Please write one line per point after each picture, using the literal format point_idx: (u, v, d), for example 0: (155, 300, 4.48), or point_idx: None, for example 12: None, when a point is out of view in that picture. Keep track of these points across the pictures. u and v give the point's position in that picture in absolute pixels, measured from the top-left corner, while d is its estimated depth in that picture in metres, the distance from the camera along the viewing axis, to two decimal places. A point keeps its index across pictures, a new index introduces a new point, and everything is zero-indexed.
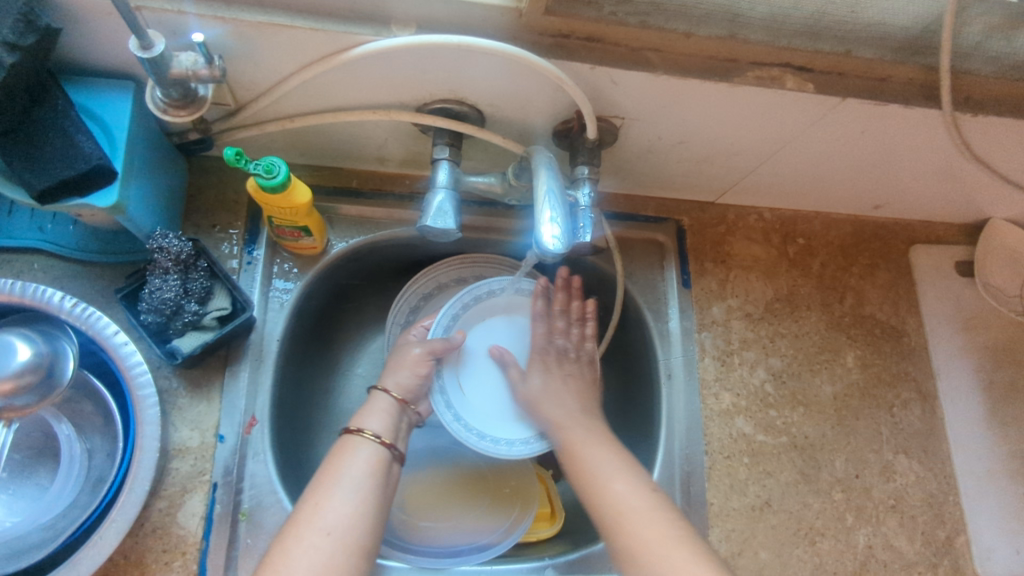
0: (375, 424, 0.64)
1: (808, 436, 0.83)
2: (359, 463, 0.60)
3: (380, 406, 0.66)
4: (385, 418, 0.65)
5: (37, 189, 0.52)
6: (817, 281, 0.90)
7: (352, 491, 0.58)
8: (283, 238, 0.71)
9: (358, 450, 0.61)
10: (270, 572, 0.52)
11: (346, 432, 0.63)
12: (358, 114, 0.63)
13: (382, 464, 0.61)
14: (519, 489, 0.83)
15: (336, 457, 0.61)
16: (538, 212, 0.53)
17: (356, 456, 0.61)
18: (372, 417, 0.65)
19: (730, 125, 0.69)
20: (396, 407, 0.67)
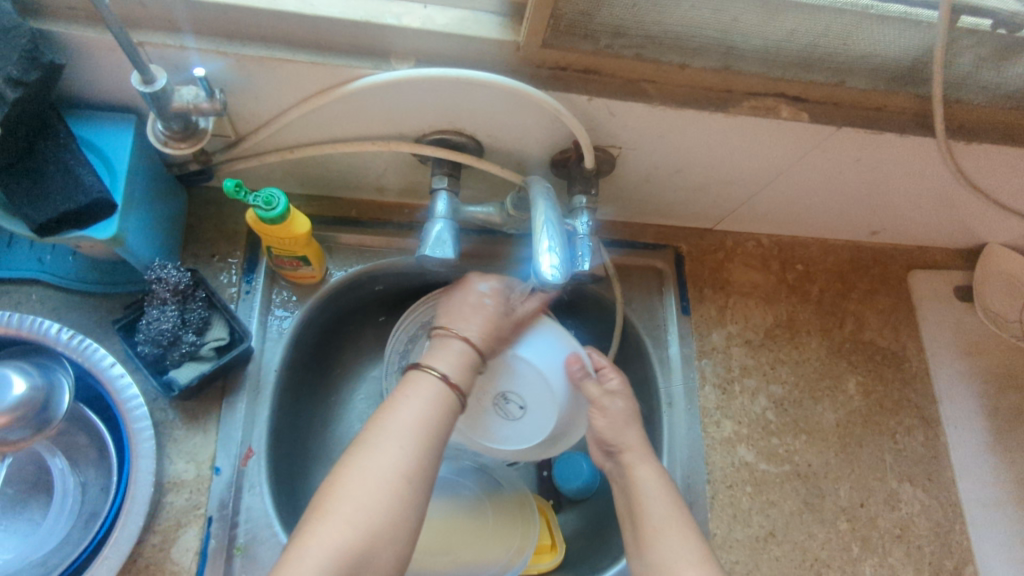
0: (447, 365, 0.60)
1: (811, 464, 0.82)
2: (429, 402, 0.57)
3: (459, 347, 0.63)
4: (460, 362, 0.62)
5: (38, 222, 0.52)
6: (817, 307, 0.90)
7: (415, 422, 0.56)
8: (282, 268, 0.71)
9: (423, 386, 0.58)
10: (324, 502, 0.51)
11: (412, 368, 0.60)
12: (358, 146, 0.64)
13: (445, 404, 0.58)
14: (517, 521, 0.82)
15: (400, 390, 0.58)
16: (536, 242, 0.53)
17: (425, 394, 0.58)
18: (445, 358, 0.61)
19: (726, 154, 0.70)
20: (472, 352, 0.63)
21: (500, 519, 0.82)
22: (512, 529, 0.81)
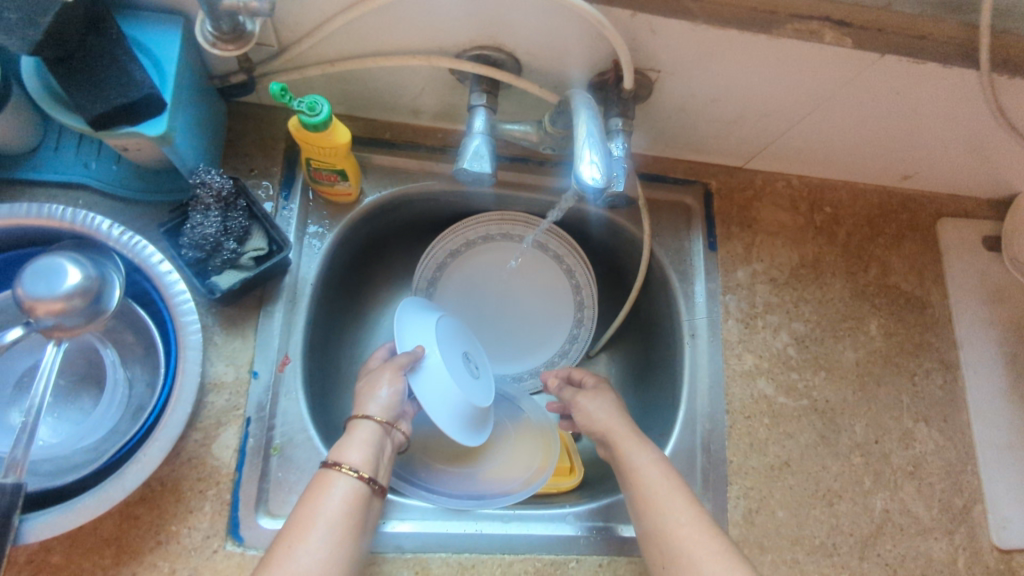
0: (355, 457, 0.61)
1: (828, 399, 0.84)
2: (336, 502, 0.58)
3: (361, 432, 0.64)
4: (370, 448, 0.63)
5: (93, 114, 0.54)
6: (843, 249, 0.90)
7: (327, 531, 0.56)
8: (319, 183, 0.72)
9: (335, 484, 0.59)
10: None
11: (323, 466, 0.61)
12: (399, 60, 0.65)
13: (361, 498, 0.59)
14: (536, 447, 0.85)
15: (313, 491, 0.59)
16: (577, 154, 0.53)
17: (332, 493, 0.59)
18: (351, 450, 0.62)
19: (763, 82, 0.69)
20: (379, 434, 0.65)
21: (519, 444, 0.85)
22: (532, 452, 0.84)
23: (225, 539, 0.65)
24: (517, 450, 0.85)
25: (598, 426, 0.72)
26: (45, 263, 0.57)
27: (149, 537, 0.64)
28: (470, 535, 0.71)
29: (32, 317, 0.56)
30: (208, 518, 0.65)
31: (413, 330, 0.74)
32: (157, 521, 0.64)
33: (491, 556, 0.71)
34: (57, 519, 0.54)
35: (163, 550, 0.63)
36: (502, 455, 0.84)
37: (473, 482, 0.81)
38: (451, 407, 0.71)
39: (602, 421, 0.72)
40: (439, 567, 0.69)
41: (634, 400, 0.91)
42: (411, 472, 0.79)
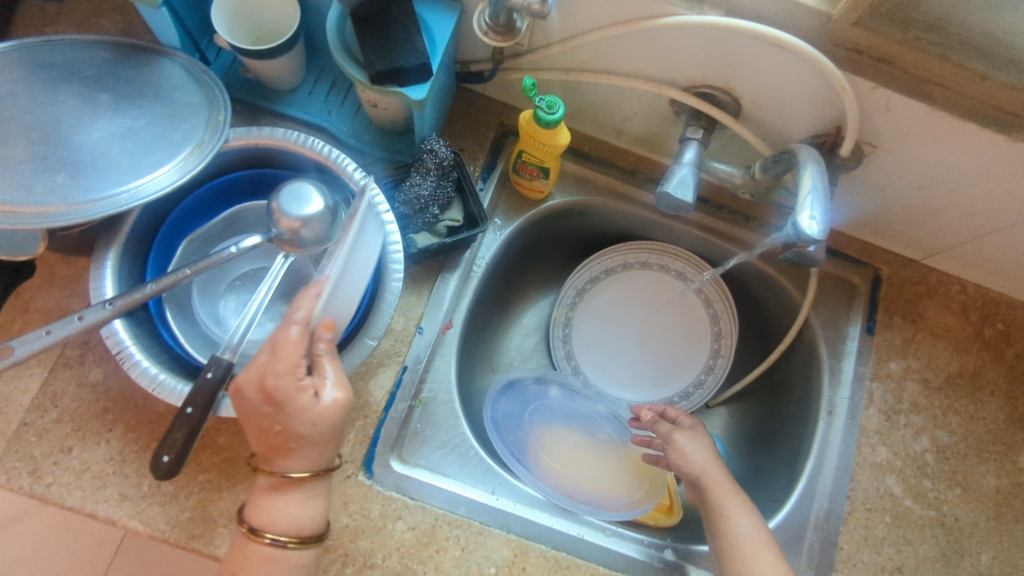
0: (280, 524, 0.56)
1: (958, 518, 0.80)
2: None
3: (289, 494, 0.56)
4: (297, 509, 0.56)
5: (376, 70, 0.61)
6: (1008, 370, 0.86)
7: None
8: (519, 175, 0.78)
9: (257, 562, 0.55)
10: None
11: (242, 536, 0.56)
12: (632, 82, 0.70)
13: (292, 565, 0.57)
14: (637, 483, 0.85)
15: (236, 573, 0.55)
16: (798, 205, 0.55)
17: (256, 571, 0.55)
18: (274, 513, 0.56)
19: (979, 180, 0.69)
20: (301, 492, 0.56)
21: (626, 473, 0.86)
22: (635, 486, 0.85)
23: (359, 469, 0.71)
24: (622, 478, 0.86)
25: (693, 467, 0.70)
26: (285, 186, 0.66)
27: None
28: (572, 537, 0.73)
29: (274, 228, 0.64)
30: (351, 445, 0.71)
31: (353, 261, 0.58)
32: None
33: (586, 562, 0.72)
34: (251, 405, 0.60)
35: None
36: (608, 475, 0.86)
37: (578, 490, 0.82)
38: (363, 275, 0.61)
39: (697, 463, 0.70)
40: (537, 558, 0.70)
41: (746, 460, 0.91)
42: (523, 457, 0.84)
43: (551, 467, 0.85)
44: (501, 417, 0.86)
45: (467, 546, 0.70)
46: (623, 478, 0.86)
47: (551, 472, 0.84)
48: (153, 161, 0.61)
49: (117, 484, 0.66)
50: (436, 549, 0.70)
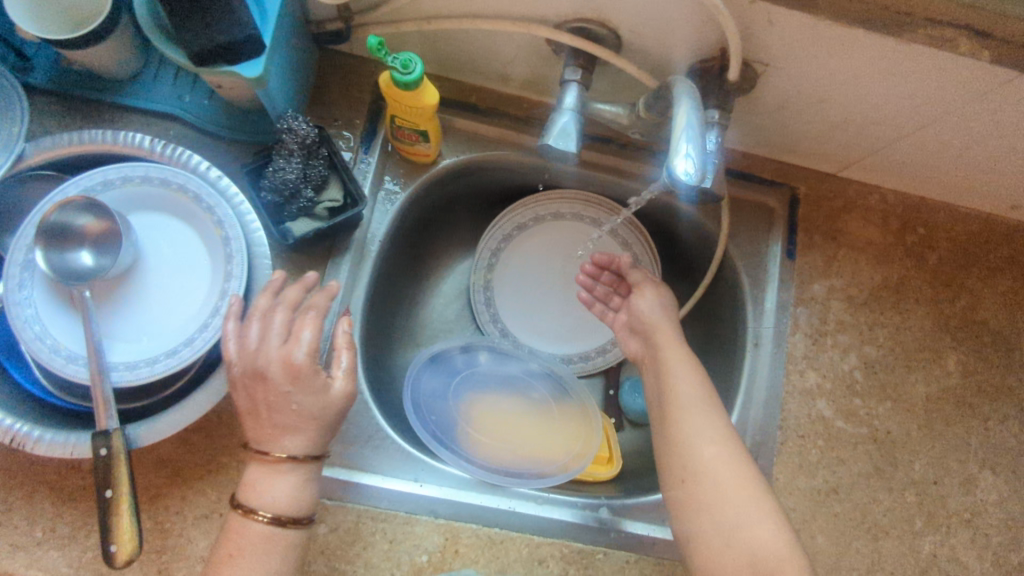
0: (279, 501, 0.57)
1: (890, 431, 0.80)
2: (253, 552, 0.56)
3: (281, 474, 0.57)
4: (293, 487, 0.57)
5: (195, 49, 0.54)
6: (932, 276, 0.84)
7: None
8: (399, 141, 0.72)
9: (251, 537, 0.56)
10: None
11: (236, 509, 0.57)
12: (498, 24, 0.63)
13: (283, 539, 0.57)
14: (574, 437, 0.83)
15: (228, 547, 0.56)
16: (674, 145, 0.51)
17: (248, 542, 0.56)
18: (274, 492, 0.57)
19: (880, 87, 0.64)
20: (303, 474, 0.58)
21: (560, 430, 0.84)
22: (572, 440, 0.83)
23: None
24: (559, 437, 0.83)
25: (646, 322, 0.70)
26: (88, 229, 0.56)
27: (203, 463, 0.67)
28: (503, 511, 0.72)
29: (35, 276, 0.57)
30: None
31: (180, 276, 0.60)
32: (212, 449, 0.67)
33: (521, 534, 0.72)
34: (166, 422, 0.58)
35: (215, 478, 0.66)
36: (543, 439, 0.83)
37: (515, 463, 0.80)
38: (161, 311, 0.59)
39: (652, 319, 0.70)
40: (469, 538, 0.70)
41: None
42: (448, 434, 0.81)
43: (484, 446, 0.81)
44: (424, 395, 0.83)
45: (396, 538, 0.69)
46: (560, 436, 0.83)
47: (484, 452, 0.81)
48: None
49: (6, 535, 0.62)
50: (363, 546, 0.69)
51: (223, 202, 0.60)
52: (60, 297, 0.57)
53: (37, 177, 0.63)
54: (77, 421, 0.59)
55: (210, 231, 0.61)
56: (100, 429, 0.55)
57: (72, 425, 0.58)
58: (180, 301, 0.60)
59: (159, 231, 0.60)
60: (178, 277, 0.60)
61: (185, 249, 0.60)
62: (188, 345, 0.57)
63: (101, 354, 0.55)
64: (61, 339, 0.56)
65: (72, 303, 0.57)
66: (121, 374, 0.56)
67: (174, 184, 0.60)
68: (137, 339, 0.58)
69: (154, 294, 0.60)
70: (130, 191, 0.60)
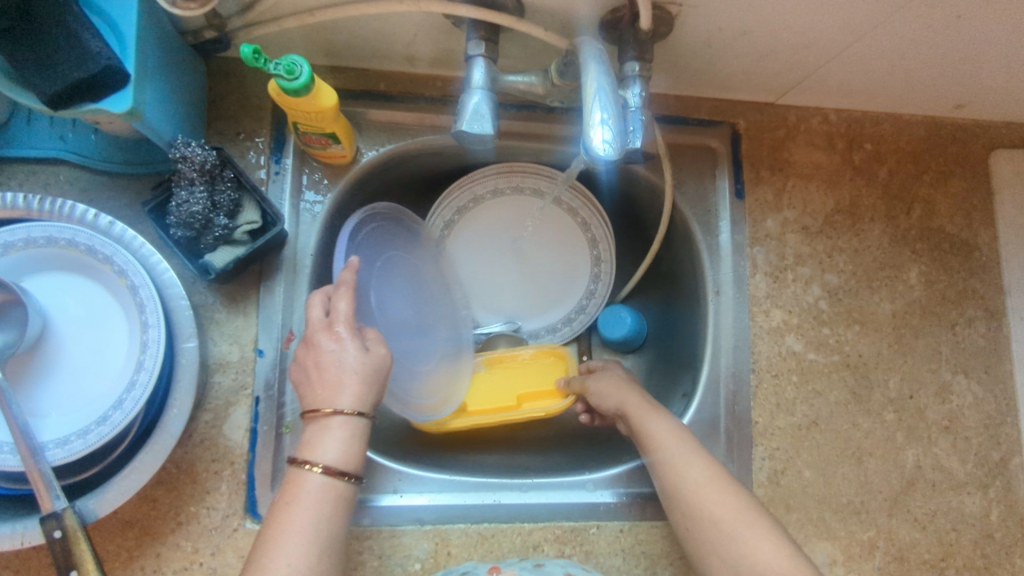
0: (329, 455, 0.56)
1: (861, 354, 0.79)
2: (310, 501, 0.54)
3: (337, 426, 0.57)
4: (346, 442, 0.57)
5: (48, 93, 0.48)
6: (884, 191, 0.82)
7: (311, 526, 0.53)
8: (311, 147, 0.67)
9: (307, 486, 0.55)
10: None
11: (291, 463, 0.56)
12: (387, 6, 0.58)
13: (338, 494, 0.56)
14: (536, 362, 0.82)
15: (285, 496, 0.55)
16: (586, 113, 0.47)
17: (305, 494, 0.55)
18: (327, 446, 0.56)
19: (802, 9, 0.60)
20: (358, 430, 0.58)
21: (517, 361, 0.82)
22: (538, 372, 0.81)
23: (244, 518, 0.65)
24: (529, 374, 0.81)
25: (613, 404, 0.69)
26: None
27: (170, 518, 0.64)
28: (489, 505, 0.70)
29: None
30: (226, 498, 0.65)
31: (101, 335, 0.55)
32: (176, 502, 0.64)
33: (511, 524, 0.70)
34: (116, 489, 0.53)
35: (185, 529, 0.64)
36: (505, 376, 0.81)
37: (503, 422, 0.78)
38: (86, 379, 0.54)
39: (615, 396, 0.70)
40: (459, 539, 0.68)
41: (655, 356, 0.88)
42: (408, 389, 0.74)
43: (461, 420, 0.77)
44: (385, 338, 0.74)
45: (385, 552, 0.67)
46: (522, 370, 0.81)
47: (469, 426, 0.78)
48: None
49: None
50: (353, 567, 0.66)
51: (119, 250, 0.54)
52: None
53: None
54: (24, 506, 0.53)
55: (116, 283, 0.55)
56: (47, 513, 0.50)
57: (19, 512, 0.52)
58: (104, 361, 0.55)
59: (63, 292, 0.55)
60: (98, 339, 0.55)
61: (96, 306, 0.56)
62: (117, 408, 0.52)
63: (28, 434, 0.50)
64: None
65: None
66: (53, 451, 0.51)
67: (62, 240, 0.54)
68: (65, 411, 0.54)
69: (73, 360, 0.55)
70: (20, 255, 0.54)
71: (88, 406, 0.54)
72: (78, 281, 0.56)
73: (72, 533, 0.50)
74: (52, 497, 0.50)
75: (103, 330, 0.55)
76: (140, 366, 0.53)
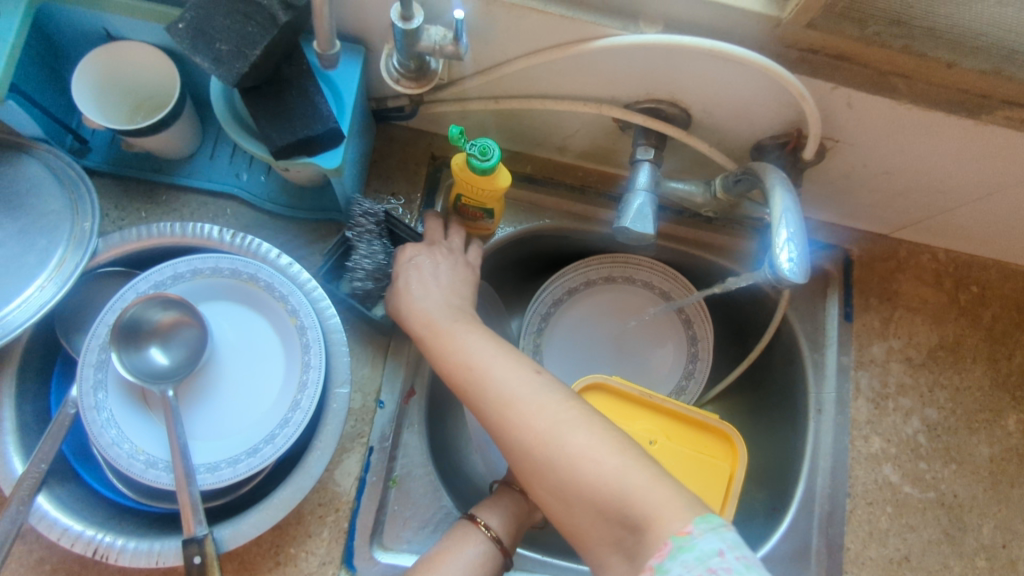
0: (494, 521, 0.59)
1: (956, 494, 0.79)
2: (469, 558, 0.56)
3: (505, 501, 0.62)
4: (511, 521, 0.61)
5: (276, 145, 0.52)
6: (987, 334, 0.84)
7: None
8: (462, 217, 0.71)
9: (469, 543, 0.57)
10: None
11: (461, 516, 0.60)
12: (570, 105, 0.62)
13: (491, 564, 0.57)
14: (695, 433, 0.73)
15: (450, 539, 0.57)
16: (773, 231, 0.51)
17: (466, 550, 0.56)
18: (493, 512, 0.60)
19: (948, 160, 0.64)
20: (523, 511, 0.62)
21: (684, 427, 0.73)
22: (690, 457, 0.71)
23: (340, 568, 0.64)
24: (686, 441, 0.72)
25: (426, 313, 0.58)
26: (162, 323, 0.55)
27: (269, 556, 0.64)
28: None
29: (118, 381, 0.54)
30: (326, 545, 0.65)
31: (259, 370, 0.58)
32: (278, 541, 0.64)
33: None
34: (252, 522, 0.54)
35: (282, 571, 0.63)
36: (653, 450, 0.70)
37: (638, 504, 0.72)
38: (238, 410, 0.56)
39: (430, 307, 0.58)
40: None
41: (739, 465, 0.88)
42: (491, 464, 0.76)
43: None
44: None
45: None
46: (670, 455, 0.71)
47: None
48: (11, 291, 0.54)
49: None
50: None
51: (295, 291, 0.57)
52: (136, 398, 0.54)
53: (110, 274, 0.59)
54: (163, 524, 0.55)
55: (284, 321, 0.58)
56: (188, 537, 0.50)
57: (158, 532, 0.54)
58: (257, 394, 0.57)
59: (232, 323, 0.58)
60: (255, 373, 0.58)
61: (260, 339, 0.58)
62: (269, 442, 0.54)
63: (186, 455, 0.52)
64: (139, 442, 0.53)
65: (154, 405, 0.54)
66: (204, 476, 0.52)
67: (245, 274, 0.57)
68: (215, 437, 0.55)
69: (228, 390, 0.57)
70: (202, 283, 0.57)
71: (238, 437, 0.55)
72: (245, 314, 0.59)
73: (210, 560, 0.50)
74: (195, 522, 0.50)
75: (260, 364, 0.58)
76: (297, 405, 0.55)
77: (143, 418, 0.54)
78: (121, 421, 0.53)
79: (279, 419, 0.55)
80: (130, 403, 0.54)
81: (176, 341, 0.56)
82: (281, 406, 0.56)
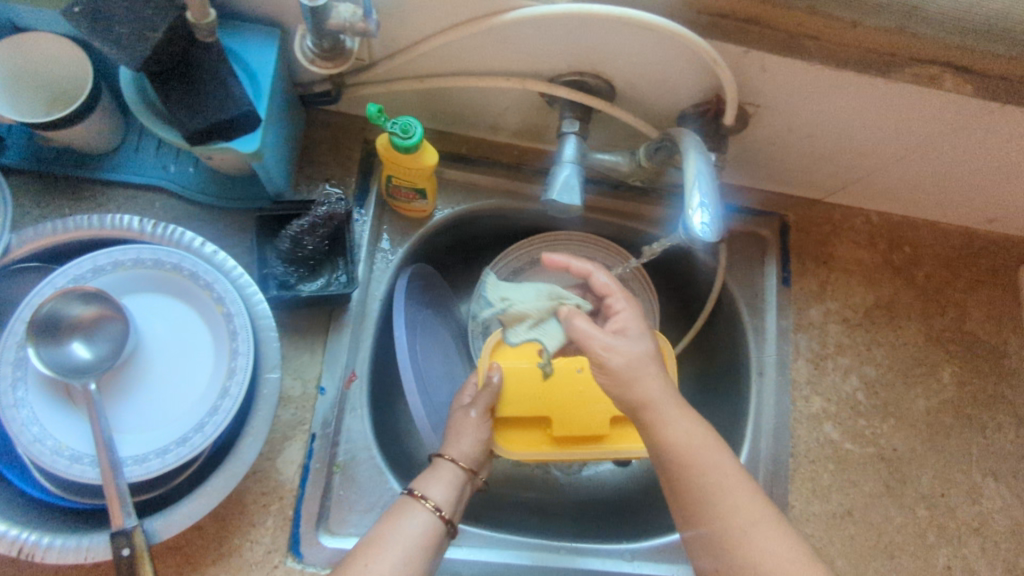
0: (437, 492, 0.60)
1: (895, 448, 0.81)
2: (410, 532, 0.56)
3: (445, 471, 0.62)
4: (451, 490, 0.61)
5: (188, 130, 0.52)
6: (920, 292, 0.86)
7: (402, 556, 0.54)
8: (395, 199, 0.71)
9: (412, 517, 0.57)
10: None
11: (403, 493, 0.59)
12: (493, 81, 0.63)
13: (435, 536, 0.57)
14: None
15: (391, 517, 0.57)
16: (687, 196, 0.51)
17: (408, 523, 0.56)
18: (435, 484, 0.60)
19: (866, 121, 0.66)
20: (463, 479, 0.63)
21: None
22: None
23: (286, 555, 0.64)
24: None
25: None
26: (84, 317, 0.54)
27: (213, 548, 0.63)
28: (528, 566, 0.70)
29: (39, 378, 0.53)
30: (270, 533, 0.64)
31: (187, 359, 0.57)
32: (222, 532, 0.63)
33: None
34: (185, 511, 0.53)
35: (227, 563, 0.63)
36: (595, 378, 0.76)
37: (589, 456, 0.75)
38: (167, 402, 0.56)
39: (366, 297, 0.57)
40: None
41: None
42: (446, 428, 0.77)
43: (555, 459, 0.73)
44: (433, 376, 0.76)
45: None
46: None
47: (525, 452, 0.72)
48: None
49: None
50: None
51: (220, 279, 0.57)
52: (58, 394, 0.53)
53: (25, 270, 0.57)
54: (92, 519, 0.54)
55: (210, 309, 0.57)
56: (118, 529, 0.50)
57: (88, 528, 0.53)
58: (186, 385, 0.56)
59: (157, 315, 0.57)
60: (183, 364, 0.57)
61: (188, 329, 0.58)
62: (197, 431, 0.53)
63: (111, 448, 0.51)
64: (63, 438, 0.52)
65: (78, 400, 0.53)
66: (132, 468, 0.52)
67: (168, 264, 0.57)
68: (143, 429, 0.55)
69: (156, 382, 0.57)
70: (123, 275, 0.56)
71: (167, 428, 0.55)
72: (170, 305, 0.58)
73: (139, 553, 0.50)
74: (124, 514, 0.50)
75: (188, 355, 0.57)
76: (225, 393, 0.54)
77: (66, 414, 0.53)
78: (44, 418, 0.52)
79: (208, 408, 0.55)
80: (53, 398, 0.53)
81: (99, 335, 0.55)
82: (210, 395, 0.55)
